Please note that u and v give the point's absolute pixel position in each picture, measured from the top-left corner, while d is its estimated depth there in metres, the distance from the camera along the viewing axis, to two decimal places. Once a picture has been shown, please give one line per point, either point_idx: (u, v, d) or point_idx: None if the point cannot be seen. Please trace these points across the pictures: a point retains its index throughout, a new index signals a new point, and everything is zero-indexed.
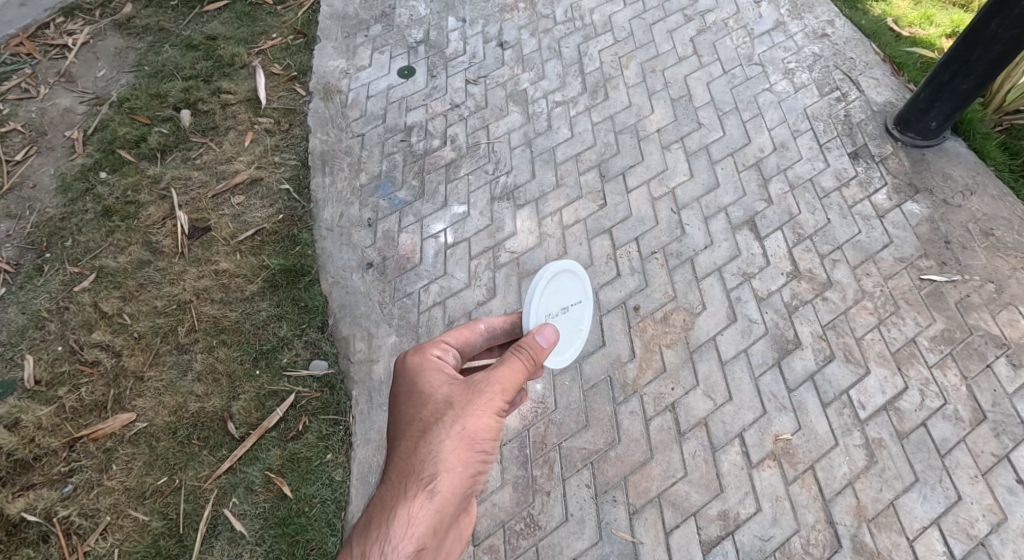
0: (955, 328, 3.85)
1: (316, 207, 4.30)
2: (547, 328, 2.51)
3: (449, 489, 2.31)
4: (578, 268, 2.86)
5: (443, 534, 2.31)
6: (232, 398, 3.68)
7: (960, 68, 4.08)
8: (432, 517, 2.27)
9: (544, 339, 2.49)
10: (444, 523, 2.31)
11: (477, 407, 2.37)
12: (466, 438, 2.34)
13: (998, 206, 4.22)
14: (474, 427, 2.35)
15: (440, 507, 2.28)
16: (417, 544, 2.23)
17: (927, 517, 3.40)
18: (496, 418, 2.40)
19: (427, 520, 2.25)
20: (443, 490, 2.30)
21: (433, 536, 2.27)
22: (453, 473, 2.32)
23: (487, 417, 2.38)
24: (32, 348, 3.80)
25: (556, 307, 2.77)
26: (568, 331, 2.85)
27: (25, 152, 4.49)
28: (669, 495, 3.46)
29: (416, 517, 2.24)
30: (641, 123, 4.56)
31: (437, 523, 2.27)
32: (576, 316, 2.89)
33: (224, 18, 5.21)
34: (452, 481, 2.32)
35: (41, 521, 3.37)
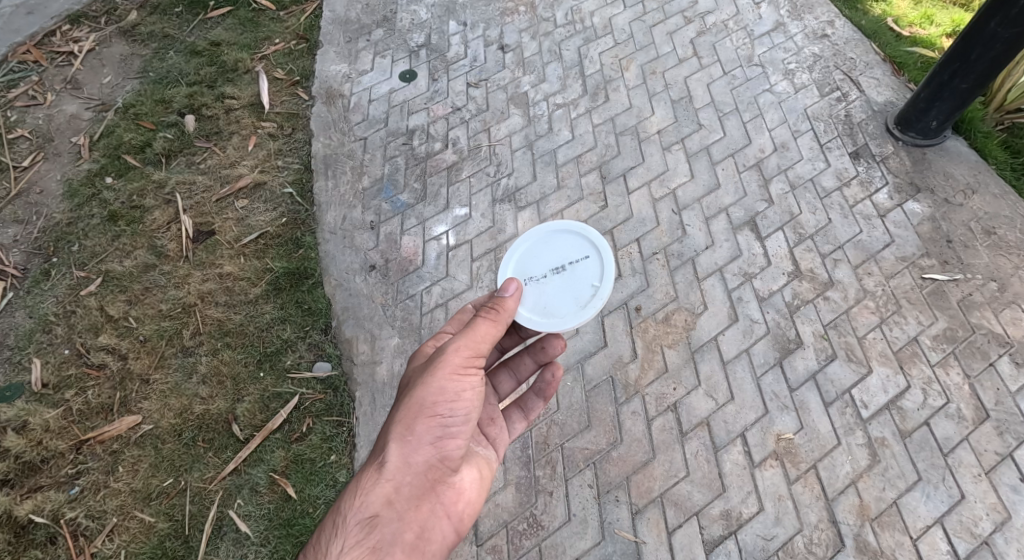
0: (957, 327, 3.85)
1: (319, 210, 4.33)
2: (510, 284, 2.67)
3: (401, 457, 2.42)
4: (574, 227, 2.95)
5: (402, 505, 2.38)
6: (237, 400, 3.71)
7: (960, 68, 4.08)
8: (384, 486, 2.37)
9: (507, 292, 2.66)
10: (403, 494, 2.39)
11: (427, 375, 2.51)
12: (414, 405, 2.47)
13: (1000, 205, 4.22)
14: (421, 394, 2.48)
15: (391, 475, 2.39)
16: (368, 511, 2.32)
17: (931, 516, 3.40)
18: (448, 383, 2.50)
19: (378, 488, 2.36)
20: (393, 460, 2.41)
21: (387, 505, 2.35)
22: (405, 442, 2.44)
23: (437, 385, 2.49)
24: (39, 352, 3.84)
25: (542, 269, 2.91)
26: (567, 290, 2.86)
27: (32, 158, 4.54)
28: (672, 494, 3.47)
29: (367, 486, 2.36)
30: (642, 125, 4.59)
31: (390, 492, 2.37)
32: (581, 274, 2.88)
33: (227, 24, 5.25)
34: (405, 450, 2.43)
35: (49, 523, 3.41)
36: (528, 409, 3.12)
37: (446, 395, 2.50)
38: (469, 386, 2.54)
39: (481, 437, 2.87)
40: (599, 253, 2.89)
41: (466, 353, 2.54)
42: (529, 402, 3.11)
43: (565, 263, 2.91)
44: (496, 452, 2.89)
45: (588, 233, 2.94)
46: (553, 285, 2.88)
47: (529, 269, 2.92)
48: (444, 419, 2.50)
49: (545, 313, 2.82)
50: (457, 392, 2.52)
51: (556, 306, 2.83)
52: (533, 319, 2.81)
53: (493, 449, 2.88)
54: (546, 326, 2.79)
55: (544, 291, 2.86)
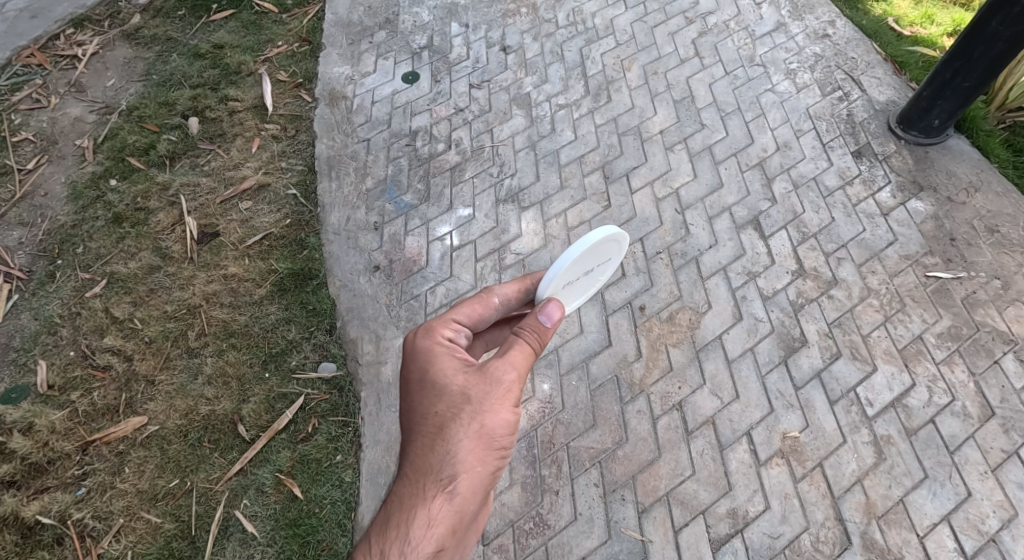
0: (962, 325, 3.85)
1: (323, 212, 4.34)
2: (550, 308, 2.58)
3: (468, 487, 2.36)
4: (615, 236, 2.84)
5: (461, 532, 2.36)
6: (242, 401, 3.71)
7: (963, 66, 4.09)
8: (452, 516, 2.31)
9: (550, 320, 2.57)
10: (463, 522, 2.36)
11: (496, 402, 2.41)
12: (485, 436, 2.38)
13: (1002, 203, 4.23)
14: (492, 424, 2.40)
15: (460, 505, 2.32)
16: (439, 542, 2.27)
17: (937, 514, 3.39)
18: (512, 413, 2.45)
19: (448, 520, 2.29)
20: (463, 490, 2.34)
21: (453, 535, 2.31)
22: (473, 472, 2.37)
23: (506, 414, 2.43)
24: (45, 353, 3.84)
25: (578, 273, 2.81)
26: (583, 288, 2.95)
27: (37, 160, 4.55)
28: (678, 493, 3.47)
29: (438, 517, 2.28)
30: (644, 125, 4.59)
31: (457, 522, 2.31)
32: (597, 274, 2.98)
33: (230, 27, 5.26)
34: (472, 480, 2.36)
35: (55, 524, 3.41)
36: None
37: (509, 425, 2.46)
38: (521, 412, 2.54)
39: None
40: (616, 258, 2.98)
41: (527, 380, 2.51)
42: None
43: (594, 267, 2.89)
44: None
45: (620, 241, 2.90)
46: (577, 286, 2.88)
47: (571, 276, 2.77)
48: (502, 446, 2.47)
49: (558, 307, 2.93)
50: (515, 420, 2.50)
51: (569, 301, 2.95)
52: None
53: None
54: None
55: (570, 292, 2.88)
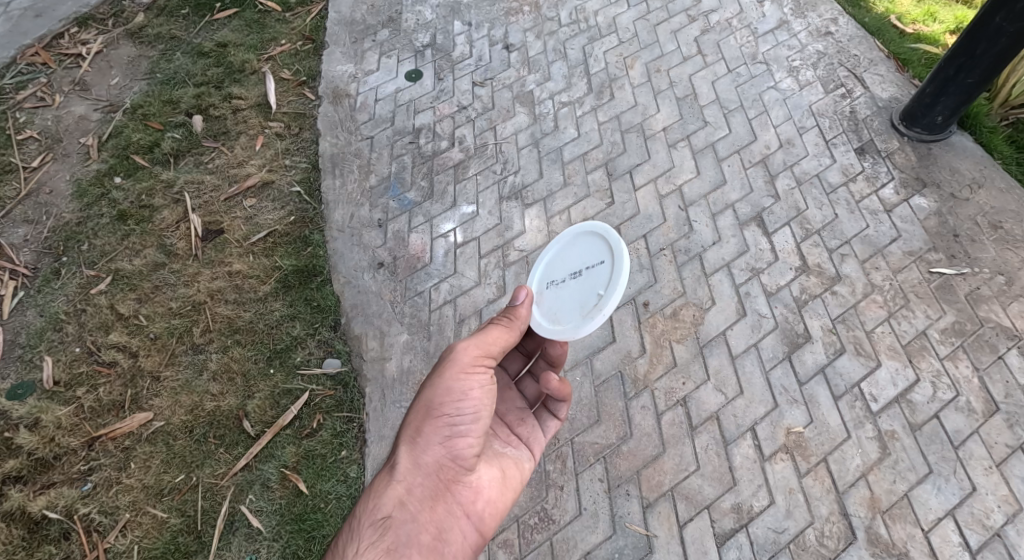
0: (965, 321, 3.85)
1: (326, 209, 4.35)
2: (518, 291, 2.73)
3: (412, 458, 2.46)
4: (596, 231, 2.89)
5: (415, 505, 2.39)
6: (247, 397, 3.72)
7: (966, 62, 4.09)
8: (396, 488, 2.40)
9: (518, 300, 2.72)
10: (415, 495, 2.41)
11: (436, 376, 2.55)
12: (422, 408, 2.51)
13: (1006, 200, 4.23)
14: (429, 395, 2.52)
15: (403, 477, 2.42)
16: (382, 512, 2.35)
17: (942, 508, 3.39)
18: (456, 382, 2.52)
19: (390, 491, 2.39)
20: (404, 462, 2.45)
21: (401, 506, 2.37)
22: (415, 444, 2.49)
23: (447, 383, 2.52)
24: (51, 349, 3.85)
25: (563, 274, 2.93)
26: (577, 296, 2.79)
27: (41, 158, 4.56)
28: (682, 488, 3.47)
29: (380, 488, 2.41)
30: (647, 122, 4.60)
31: (401, 493, 2.39)
32: (596, 279, 2.78)
33: (234, 26, 5.28)
34: (415, 451, 2.47)
35: (62, 519, 3.41)
36: (556, 408, 3.03)
37: (453, 395, 2.51)
38: (477, 382, 2.55)
39: (505, 439, 2.89)
40: (612, 259, 2.74)
41: (474, 351, 2.57)
42: (554, 404, 3.03)
43: (584, 268, 2.86)
44: (522, 451, 2.88)
45: (609, 238, 2.81)
46: (565, 287, 2.87)
47: (553, 274, 2.98)
48: (455, 418, 2.52)
49: (555, 318, 2.83)
50: (469, 391, 2.53)
51: (565, 311, 2.80)
52: (545, 324, 2.85)
53: (521, 450, 2.89)
54: (552, 332, 2.80)
55: (559, 295, 2.88)
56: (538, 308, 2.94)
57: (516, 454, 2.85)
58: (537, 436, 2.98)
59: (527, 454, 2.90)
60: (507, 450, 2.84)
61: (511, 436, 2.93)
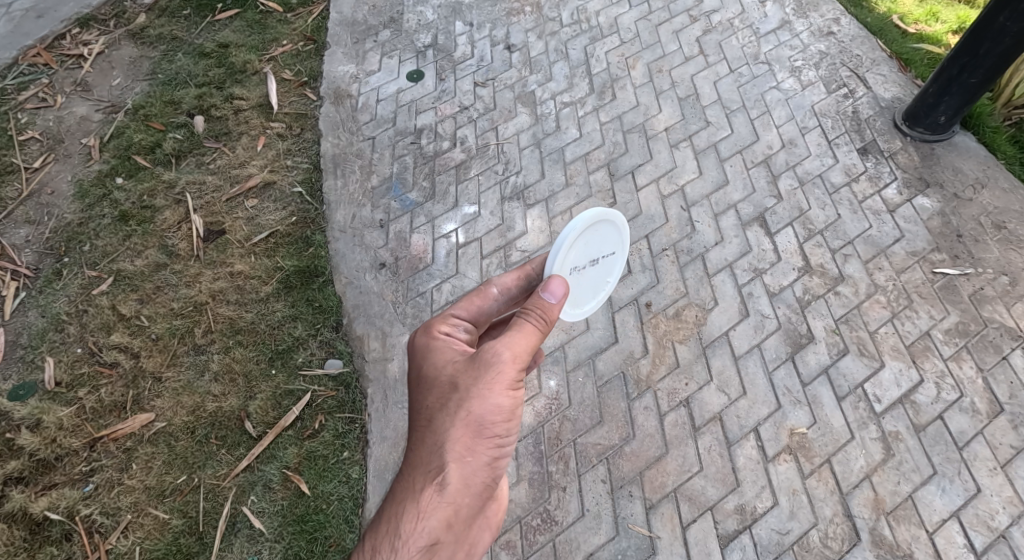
0: (969, 321, 3.83)
1: (328, 209, 4.34)
2: (554, 285, 2.51)
3: (460, 477, 2.35)
4: (618, 220, 2.76)
5: (460, 526, 2.35)
6: (249, 398, 3.71)
7: (969, 62, 4.08)
8: (444, 509, 2.30)
9: (554, 298, 2.49)
10: (461, 516, 2.35)
11: (485, 388, 2.38)
12: (473, 424, 2.36)
13: (1010, 200, 4.21)
14: (480, 411, 2.37)
15: (453, 498, 2.32)
16: (432, 535, 2.28)
17: (947, 510, 3.38)
18: (505, 399, 2.41)
19: (440, 513, 2.29)
20: (454, 482, 2.32)
21: (449, 529, 2.31)
22: (463, 462, 2.36)
23: (497, 401, 2.39)
24: (52, 350, 3.84)
25: (584, 260, 2.72)
26: (592, 283, 2.85)
27: (43, 159, 4.56)
28: (685, 490, 3.46)
29: (428, 509, 2.29)
30: (649, 122, 4.59)
31: (451, 515, 2.31)
32: (606, 266, 2.87)
33: (235, 27, 5.27)
34: (464, 470, 2.35)
35: (63, 520, 3.41)
36: None
37: (502, 412, 2.41)
38: (521, 396, 2.48)
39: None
40: (622, 251, 2.88)
41: (521, 363, 2.43)
42: None
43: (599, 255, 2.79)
44: None
45: (624, 229, 2.82)
46: (584, 274, 2.76)
47: (576, 261, 2.68)
48: (501, 434, 2.43)
49: (570, 304, 2.80)
50: (514, 407, 2.44)
51: (580, 296, 2.83)
52: (564, 311, 2.78)
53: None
54: (568, 316, 2.82)
55: (578, 283, 2.76)
56: None
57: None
58: None
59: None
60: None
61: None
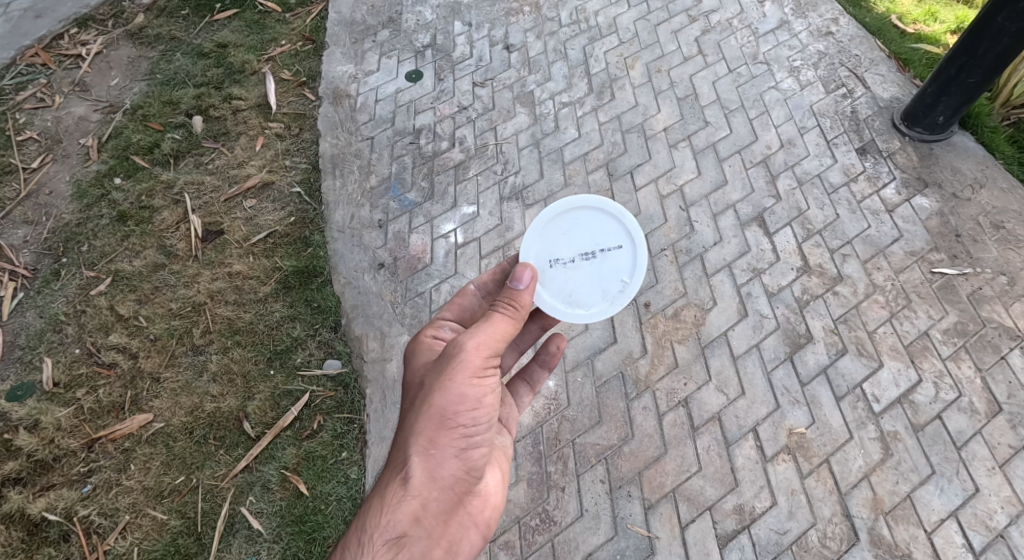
0: (967, 321, 3.83)
1: (327, 210, 4.34)
2: (523, 272, 2.60)
3: (426, 471, 2.39)
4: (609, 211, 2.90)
5: (430, 521, 2.37)
6: (248, 398, 3.71)
7: (967, 62, 4.08)
8: (410, 503, 2.34)
9: (522, 283, 2.59)
10: (430, 510, 2.37)
11: (446, 380, 2.45)
12: (435, 417, 2.42)
13: (1008, 199, 4.21)
14: (441, 403, 2.43)
15: (418, 491, 2.36)
16: (397, 529, 2.31)
17: (945, 509, 3.38)
18: (468, 389, 2.46)
19: (405, 506, 2.33)
20: (418, 475, 2.37)
21: (416, 523, 2.34)
22: (429, 456, 2.41)
23: (459, 390, 2.44)
24: (51, 351, 3.84)
25: (569, 252, 2.86)
26: (596, 281, 2.86)
27: (41, 159, 4.55)
28: (684, 490, 3.46)
29: (393, 503, 2.33)
30: (648, 122, 4.59)
31: (417, 509, 2.34)
32: (613, 264, 2.88)
33: (234, 27, 5.27)
34: (430, 463, 2.40)
35: (61, 521, 3.40)
36: (532, 380, 3.10)
37: (466, 402, 2.45)
38: (489, 387, 2.51)
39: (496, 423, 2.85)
40: (632, 245, 2.88)
41: (485, 353, 2.49)
42: (532, 373, 3.10)
43: (595, 250, 2.88)
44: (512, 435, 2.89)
45: (624, 221, 2.89)
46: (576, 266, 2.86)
47: (555, 251, 2.86)
48: (468, 427, 2.47)
49: (570, 302, 2.84)
50: (480, 397, 2.48)
51: (583, 294, 2.85)
52: (559, 308, 2.84)
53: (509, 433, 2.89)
54: (572, 315, 2.83)
55: (570, 277, 2.85)
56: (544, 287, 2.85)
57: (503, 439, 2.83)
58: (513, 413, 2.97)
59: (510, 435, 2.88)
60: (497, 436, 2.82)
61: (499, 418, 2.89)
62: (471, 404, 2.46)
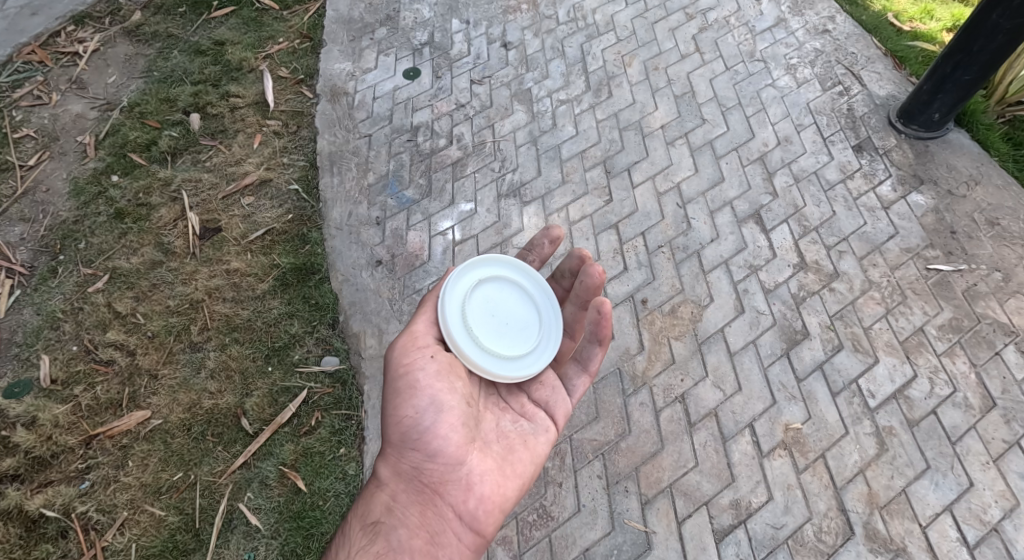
0: (962, 317, 3.85)
1: (325, 207, 4.34)
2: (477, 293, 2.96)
3: (392, 467, 2.64)
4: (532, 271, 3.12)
5: (402, 512, 2.57)
6: (246, 395, 3.71)
7: (963, 59, 4.10)
8: (381, 498, 2.61)
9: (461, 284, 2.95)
10: (400, 502, 2.59)
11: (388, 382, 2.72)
12: (385, 417, 2.68)
13: (1002, 196, 4.23)
14: (385, 403, 2.68)
15: (385, 486, 2.62)
16: (370, 522, 2.57)
17: (940, 504, 3.40)
18: (403, 383, 2.65)
19: (376, 501, 2.61)
20: (386, 473, 2.65)
21: (389, 513, 2.57)
22: (391, 453, 2.65)
23: (395, 388, 2.66)
24: (48, 348, 3.84)
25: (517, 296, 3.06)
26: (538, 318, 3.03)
27: (38, 157, 4.55)
28: (680, 485, 3.47)
29: (368, 500, 2.63)
30: (645, 120, 4.60)
31: (386, 502, 2.59)
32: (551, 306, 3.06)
33: (231, 24, 5.27)
34: (392, 460, 2.65)
35: (59, 517, 3.41)
36: (586, 362, 3.02)
37: (403, 395, 2.63)
38: (422, 377, 2.65)
39: (519, 413, 2.88)
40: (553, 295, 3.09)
41: (410, 350, 2.71)
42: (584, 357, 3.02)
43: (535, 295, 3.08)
44: (533, 421, 2.87)
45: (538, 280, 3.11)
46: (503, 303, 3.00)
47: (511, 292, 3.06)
48: (414, 418, 2.61)
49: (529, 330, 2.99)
50: (416, 387, 2.63)
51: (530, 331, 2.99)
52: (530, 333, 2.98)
53: (536, 422, 2.87)
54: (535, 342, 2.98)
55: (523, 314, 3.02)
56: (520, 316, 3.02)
57: (529, 429, 2.84)
58: (557, 401, 2.94)
59: (543, 427, 2.87)
60: (520, 425, 2.85)
61: (526, 407, 2.91)
62: (408, 396, 2.62)
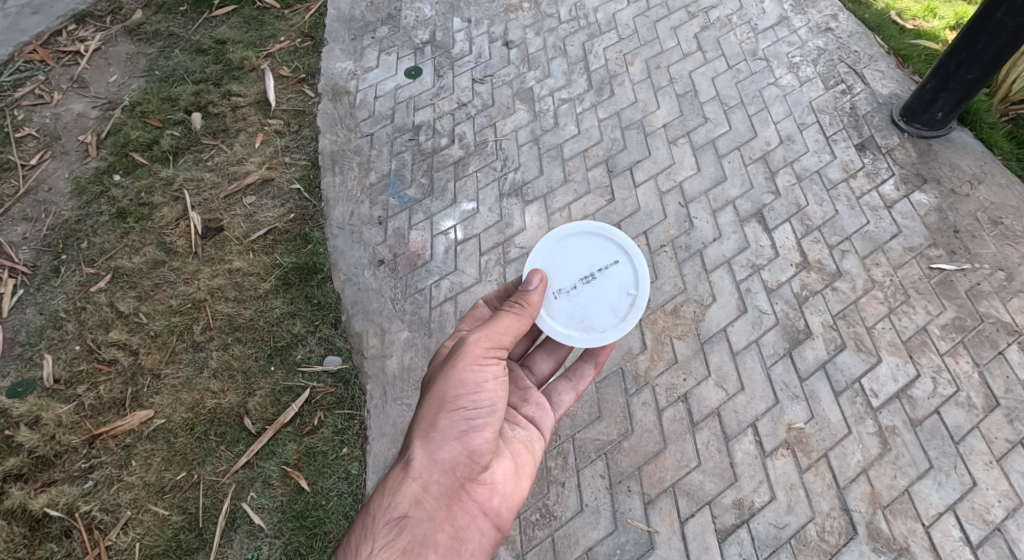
0: (965, 317, 3.85)
1: (326, 206, 4.34)
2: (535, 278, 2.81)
3: (426, 455, 2.51)
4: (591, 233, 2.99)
5: (432, 504, 2.44)
6: (248, 394, 3.72)
7: (966, 58, 4.09)
8: (411, 486, 2.45)
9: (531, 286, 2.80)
10: (430, 493, 2.46)
11: (448, 368, 2.63)
12: (436, 401, 2.58)
13: (1006, 195, 4.22)
14: (443, 388, 2.59)
15: (417, 475, 2.47)
16: (398, 511, 2.39)
17: (943, 503, 3.40)
18: (474, 376, 2.61)
19: (406, 488, 2.44)
20: (419, 459, 2.49)
21: (417, 505, 2.42)
22: (430, 439, 2.53)
23: (462, 377, 2.60)
24: (50, 348, 3.84)
25: (570, 281, 2.95)
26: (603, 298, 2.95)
27: (40, 156, 4.55)
28: (683, 484, 3.47)
29: (394, 488, 2.45)
30: (647, 119, 4.59)
31: (417, 491, 2.44)
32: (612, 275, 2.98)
33: (232, 23, 5.26)
34: (429, 446, 2.52)
35: (63, 516, 3.41)
36: (577, 380, 3.15)
37: (466, 387, 2.60)
38: (490, 375, 2.65)
39: (515, 421, 2.89)
40: (627, 257, 2.99)
41: (488, 346, 2.67)
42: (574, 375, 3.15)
43: (594, 271, 2.97)
44: (536, 434, 2.91)
45: (611, 235, 3.00)
46: (583, 294, 2.94)
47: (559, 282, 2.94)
48: (470, 412, 2.59)
49: (584, 327, 2.91)
50: (483, 383, 2.62)
51: (594, 318, 2.93)
52: (575, 335, 2.91)
53: (532, 430, 2.91)
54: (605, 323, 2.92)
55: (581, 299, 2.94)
56: (554, 317, 2.91)
57: (527, 437, 2.87)
58: (544, 416, 2.99)
59: (537, 435, 2.91)
60: (518, 433, 2.85)
61: (520, 417, 2.93)
62: (473, 390, 2.60)
